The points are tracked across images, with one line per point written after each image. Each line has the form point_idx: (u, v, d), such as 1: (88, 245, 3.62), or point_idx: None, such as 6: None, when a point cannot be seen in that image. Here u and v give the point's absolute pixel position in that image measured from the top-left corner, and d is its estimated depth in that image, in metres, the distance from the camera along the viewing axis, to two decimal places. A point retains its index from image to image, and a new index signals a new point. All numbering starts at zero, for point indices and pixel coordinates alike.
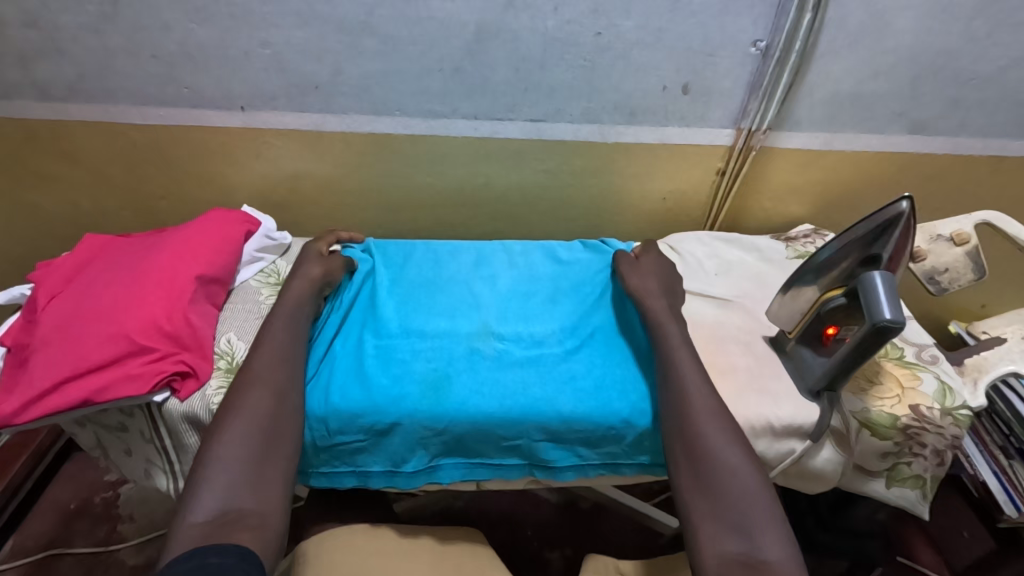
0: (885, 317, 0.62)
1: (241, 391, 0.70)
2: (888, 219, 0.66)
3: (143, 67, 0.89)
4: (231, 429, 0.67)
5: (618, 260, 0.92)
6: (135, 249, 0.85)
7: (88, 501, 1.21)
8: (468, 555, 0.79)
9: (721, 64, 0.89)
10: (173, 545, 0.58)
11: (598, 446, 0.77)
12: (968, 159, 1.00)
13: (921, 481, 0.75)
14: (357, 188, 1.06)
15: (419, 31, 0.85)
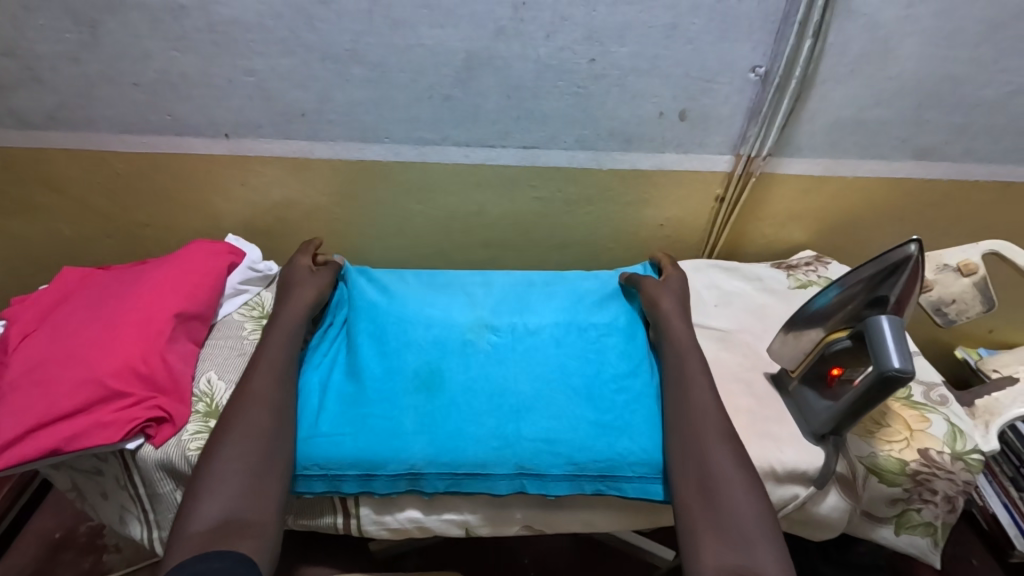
0: (894, 366, 0.59)
1: (211, 439, 0.66)
2: (896, 262, 0.63)
3: (124, 96, 0.87)
4: (199, 482, 0.63)
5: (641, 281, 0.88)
6: (114, 285, 0.82)
7: (73, 530, 1.18)
8: None
9: (719, 90, 0.86)
10: None
11: (596, 456, 0.71)
12: (975, 185, 0.97)
13: (931, 528, 0.72)
14: (348, 216, 1.03)
15: (406, 58, 0.83)
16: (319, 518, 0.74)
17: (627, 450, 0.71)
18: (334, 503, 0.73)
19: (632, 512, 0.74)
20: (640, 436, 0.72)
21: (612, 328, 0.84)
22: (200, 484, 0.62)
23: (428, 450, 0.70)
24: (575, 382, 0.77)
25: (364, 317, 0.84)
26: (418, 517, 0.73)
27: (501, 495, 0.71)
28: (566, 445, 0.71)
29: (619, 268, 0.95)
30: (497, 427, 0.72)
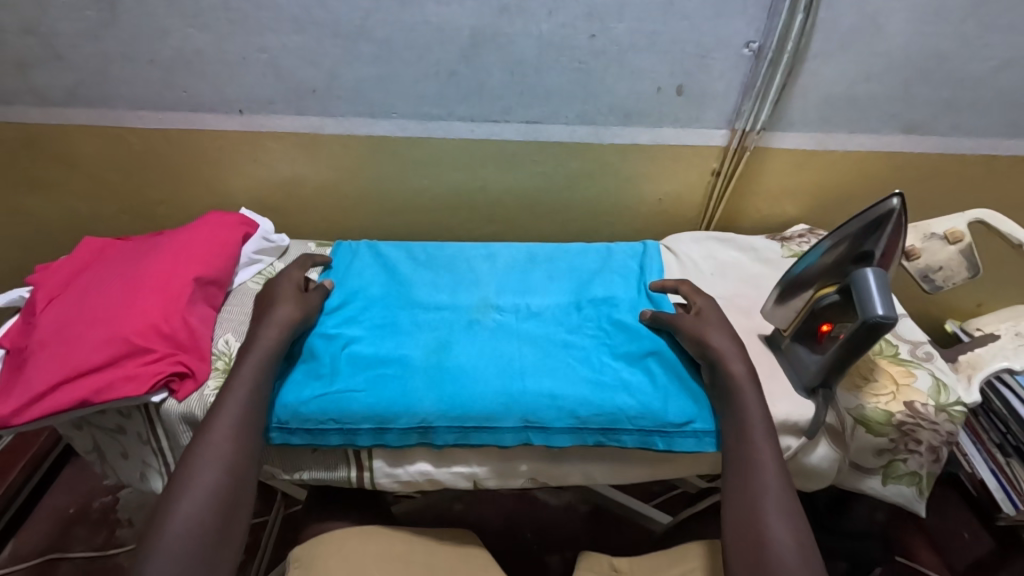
0: (877, 313, 0.62)
1: (230, 391, 0.69)
2: (879, 217, 0.67)
3: (141, 73, 0.90)
4: (220, 429, 0.66)
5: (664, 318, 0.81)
6: (133, 253, 0.85)
7: (87, 506, 1.22)
8: (463, 561, 0.78)
9: (714, 65, 0.90)
10: (172, 524, 0.59)
11: (598, 409, 0.73)
12: (962, 159, 1.00)
13: (916, 477, 0.75)
14: (356, 191, 1.06)
15: (415, 35, 0.86)
16: (334, 471, 0.77)
17: (627, 403, 0.73)
18: (348, 456, 0.77)
19: (632, 465, 0.78)
20: (641, 392, 0.75)
21: (611, 298, 0.88)
22: (221, 431, 0.66)
23: (437, 406, 0.73)
24: (575, 346, 0.81)
25: (372, 298, 0.88)
26: (428, 469, 0.76)
27: (507, 447, 0.74)
28: (569, 400, 0.74)
29: (622, 247, 0.99)
30: (501, 384, 0.75)
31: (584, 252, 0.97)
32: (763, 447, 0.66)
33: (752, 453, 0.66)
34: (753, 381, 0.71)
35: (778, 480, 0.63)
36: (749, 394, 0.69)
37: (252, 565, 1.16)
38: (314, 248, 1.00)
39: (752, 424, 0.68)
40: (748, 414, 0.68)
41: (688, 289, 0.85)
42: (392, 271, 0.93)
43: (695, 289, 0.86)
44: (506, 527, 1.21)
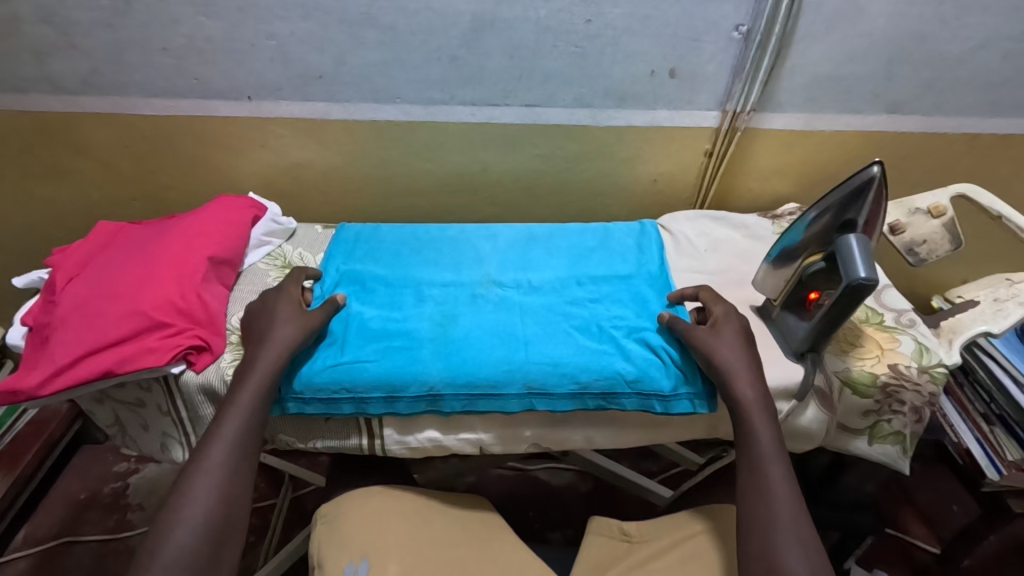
0: (860, 275, 0.66)
1: (249, 362, 0.73)
2: (861, 185, 0.71)
3: (153, 60, 0.93)
4: (240, 397, 0.70)
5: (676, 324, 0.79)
6: (148, 235, 0.89)
7: (98, 491, 1.26)
8: (480, 522, 0.81)
9: (705, 48, 0.93)
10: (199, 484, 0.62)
11: (599, 374, 0.77)
12: (943, 138, 1.04)
13: (901, 437, 0.79)
14: (360, 175, 1.09)
15: (418, 21, 0.89)
16: (346, 440, 0.80)
17: (625, 368, 0.77)
18: (359, 425, 0.80)
19: (632, 431, 0.81)
20: (639, 357, 0.78)
21: (609, 274, 0.92)
22: (241, 400, 0.70)
23: (445, 374, 0.77)
24: (575, 318, 0.84)
25: (377, 277, 0.91)
26: (436, 436, 0.80)
27: (512, 414, 0.78)
28: (570, 366, 0.77)
29: (620, 226, 1.02)
30: (506, 354, 0.79)
31: (584, 231, 1.01)
32: (752, 404, 0.70)
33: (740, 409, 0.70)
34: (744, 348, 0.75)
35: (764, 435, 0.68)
36: (742, 359, 0.73)
37: (262, 544, 1.20)
38: (321, 231, 1.03)
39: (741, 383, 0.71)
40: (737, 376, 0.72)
41: (708, 297, 0.82)
42: (398, 251, 0.96)
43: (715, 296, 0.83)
44: (509, 502, 1.25)
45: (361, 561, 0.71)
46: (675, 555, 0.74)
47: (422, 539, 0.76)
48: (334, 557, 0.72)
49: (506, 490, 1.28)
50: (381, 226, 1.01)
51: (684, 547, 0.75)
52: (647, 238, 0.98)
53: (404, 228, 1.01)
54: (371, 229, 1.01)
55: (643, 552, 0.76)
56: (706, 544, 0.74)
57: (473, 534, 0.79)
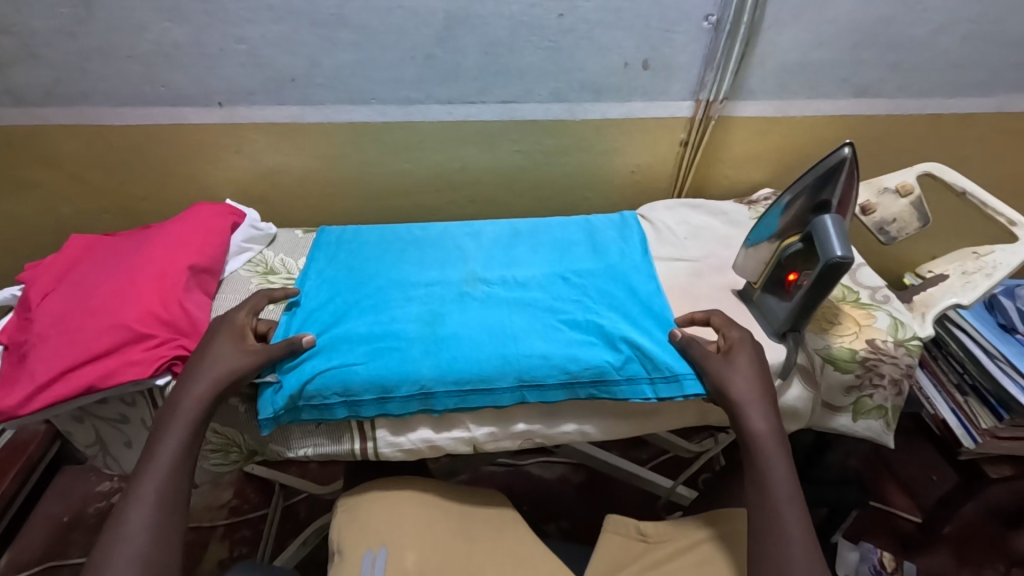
0: (836, 254, 0.68)
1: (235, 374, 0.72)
2: (832, 166, 0.73)
3: (119, 67, 0.91)
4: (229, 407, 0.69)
5: (690, 348, 0.78)
6: (124, 247, 0.87)
7: (81, 513, 1.23)
8: (496, 515, 0.81)
9: (677, 39, 0.95)
10: None
11: (588, 364, 0.78)
12: (907, 119, 1.08)
13: (883, 410, 0.82)
14: (339, 178, 1.08)
15: (390, 20, 0.89)
16: (340, 444, 0.80)
17: (613, 357, 0.78)
18: (351, 427, 0.80)
19: (624, 418, 0.82)
20: (626, 346, 0.79)
21: (594, 267, 0.93)
22: None
23: (436, 373, 0.77)
24: (562, 313, 0.85)
25: (360, 281, 0.90)
26: (430, 435, 0.80)
27: (505, 407, 0.78)
28: (558, 358, 0.78)
29: (603, 218, 1.03)
30: (495, 349, 0.79)
31: (566, 224, 1.02)
32: (754, 419, 0.71)
33: (743, 429, 0.71)
34: (742, 360, 0.76)
35: (767, 453, 0.69)
36: (737, 365, 0.74)
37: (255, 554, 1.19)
38: (301, 235, 1.02)
39: (745, 397, 0.72)
40: (736, 391, 0.73)
41: (721, 322, 0.80)
42: (381, 253, 0.96)
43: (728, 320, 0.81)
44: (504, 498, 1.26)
45: (380, 549, 0.72)
46: (685, 561, 0.73)
47: (441, 532, 0.76)
48: (354, 545, 0.73)
49: (500, 486, 1.28)
50: (363, 228, 1.01)
51: (702, 549, 0.74)
52: (628, 230, 0.99)
53: (386, 231, 1.01)
54: (352, 232, 1.00)
55: (655, 554, 0.75)
56: (715, 549, 0.73)
57: (487, 525, 0.79)
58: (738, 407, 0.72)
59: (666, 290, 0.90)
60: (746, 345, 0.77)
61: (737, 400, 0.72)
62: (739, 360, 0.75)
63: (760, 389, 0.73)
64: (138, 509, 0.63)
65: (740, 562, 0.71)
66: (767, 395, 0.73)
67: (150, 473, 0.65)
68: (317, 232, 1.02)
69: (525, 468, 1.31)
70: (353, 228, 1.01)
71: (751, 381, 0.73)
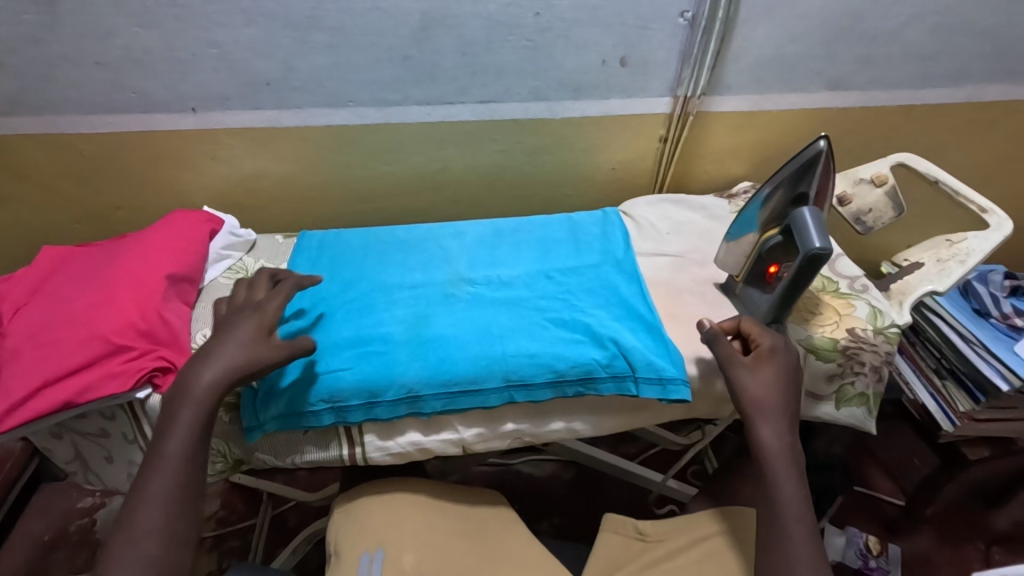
0: (815, 246, 0.69)
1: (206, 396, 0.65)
2: (809, 159, 0.74)
3: (87, 74, 0.89)
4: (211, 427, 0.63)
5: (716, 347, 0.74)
6: (99, 258, 0.85)
7: (64, 530, 1.20)
8: (493, 517, 0.80)
9: (654, 36, 0.95)
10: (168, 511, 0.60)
11: (574, 362, 0.78)
12: (881, 111, 1.10)
13: (865, 398, 0.83)
14: (319, 182, 1.07)
15: (366, 22, 0.88)
16: (326, 450, 0.79)
17: (599, 355, 0.78)
18: (340, 433, 0.79)
19: (612, 414, 0.82)
20: (612, 342, 0.80)
21: (577, 266, 0.93)
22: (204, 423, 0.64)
23: (422, 375, 0.76)
24: (547, 313, 0.85)
25: (345, 284, 0.90)
26: (419, 438, 0.79)
27: (493, 408, 0.78)
28: (545, 356, 0.78)
29: (585, 215, 1.04)
30: (482, 350, 0.79)
31: (549, 222, 1.02)
32: (762, 430, 0.67)
33: (752, 440, 0.68)
34: (768, 370, 0.71)
35: (776, 467, 0.65)
36: (747, 372, 0.71)
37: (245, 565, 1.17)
38: (282, 240, 1.01)
39: (760, 407, 0.69)
40: (751, 396, 0.69)
41: (752, 326, 0.75)
42: (364, 257, 0.95)
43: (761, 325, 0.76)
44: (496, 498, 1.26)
45: (377, 550, 0.71)
46: (687, 556, 0.74)
47: (438, 533, 0.75)
48: (351, 545, 0.72)
49: (491, 486, 1.28)
50: (343, 232, 1.00)
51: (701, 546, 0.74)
52: (610, 227, 1.00)
53: (368, 233, 1.00)
54: (333, 237, 0.99)
55: (654, 552, 0.76)
56: (725, 544, 0.73)
57: (484, 526, 0.79)
58: (751, 413, 0.69)
59: (649, 286, 0.91)
60: (779, 354, 0.72)
61: (750, 407, 0.69)
62: (761, 367, 0.71)
63: (779, 402, 0.69)
64: (147, 505, 0.58)
65: (748, 561, 0.71)
66: (788, 416, 0.69)
67: (162, 468, 0.60)
68: (298, 237, 1.01)
69: (516, 467, 1.31)
70: (334, 232, 1.00)
71: (768, 391, 0.69)
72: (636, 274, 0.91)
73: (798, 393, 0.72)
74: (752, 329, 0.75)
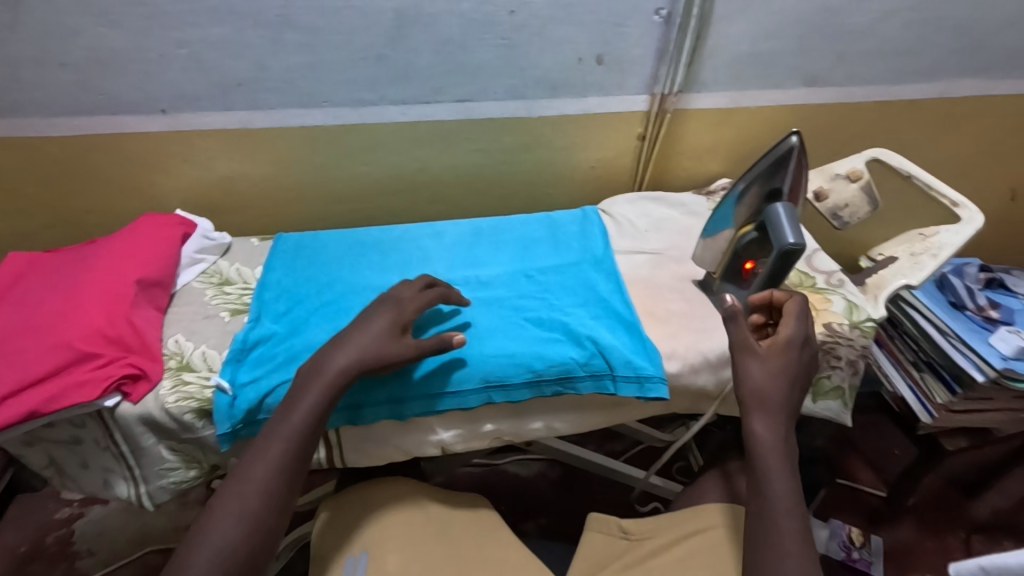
0: (789, 241, 0.70)
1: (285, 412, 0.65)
2: (782, 154, 0.75)
3: (52, 75, 0.87)
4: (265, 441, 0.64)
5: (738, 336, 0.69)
6: (67, 264, 0.83)
7: (41, 542, 1.17)
8: (473, 518, 0.80)
9: (630, 33, 0.95)
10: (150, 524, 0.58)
11: (552, 362, 0.77)
12: (856, 107, 1.10)
13: (840, 391, 0.83)
14: (295, 184, 1.06)
15: (338, 20, 0.87)
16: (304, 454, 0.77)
17: (578, 354, 0.78)
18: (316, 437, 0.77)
19: (592, 413, 0.82)
20: (590, 341, 0.80)
21: (557, 265, 0.93)
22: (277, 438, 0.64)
23: (399, 378, 0.75)
24: (526, 313, 0.85)
25: (322, 287, 0.88)
26: (397, 441, 0.78)
27: (472, 410, 0.77)
28: (524, 356, 0.78)
29: (565, 213, 1.03)
30: (460, 351, 0.78)
31: (528, 221, 1.01)
32: (756, 423, 0.66)
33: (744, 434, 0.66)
34: (778, 362, 0.68)
35: (767, 461, 0.64)
36: (755, 363, 0.68)
37: None
38: (258, 242, 1.00)
39: (760, 399, 0.67)
40: (752, 386, 0.67)
41: (787, 315, 0.71)
42: (341, 260, 0.94)
43: (796, 312, 0.71)
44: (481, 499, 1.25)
45: (361, 553, 0.72)
46: (672, 554, 0.73)
47: (419, 533, 0.75)
48: (334, 548, 0.73)
49: (476, 487, 1.28)
50: (319, 233, 0.99)
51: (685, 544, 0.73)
52: (589, 225, 1.00)
53: (345, 235, 0.99)
54: (309, 239, 0.98)
55: (637, 552, 0.75)
56: (709, 542, 0.73)
57: (464, 526, 0.78)
58: (749, 403, 0.67)
59: (628, 284, 0.91)
60: (795, 349, 0.69)
61: (750, 396, 0.67)
62: (772, 358, 0.68)
63: (779, 395, 0.67)
64: (218, 517, 0.59)
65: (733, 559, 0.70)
66: (786, 409, 0.67)
67: None
68: (273, 239, 0.99)
69: (501, 467, 1.30)
70: (309, 234, 0.99)
71: (770, 381, 0.67)
72: (614, 272, 0.91)
73: (800, 390, 0.70)
74: (786, 320, 0.70)
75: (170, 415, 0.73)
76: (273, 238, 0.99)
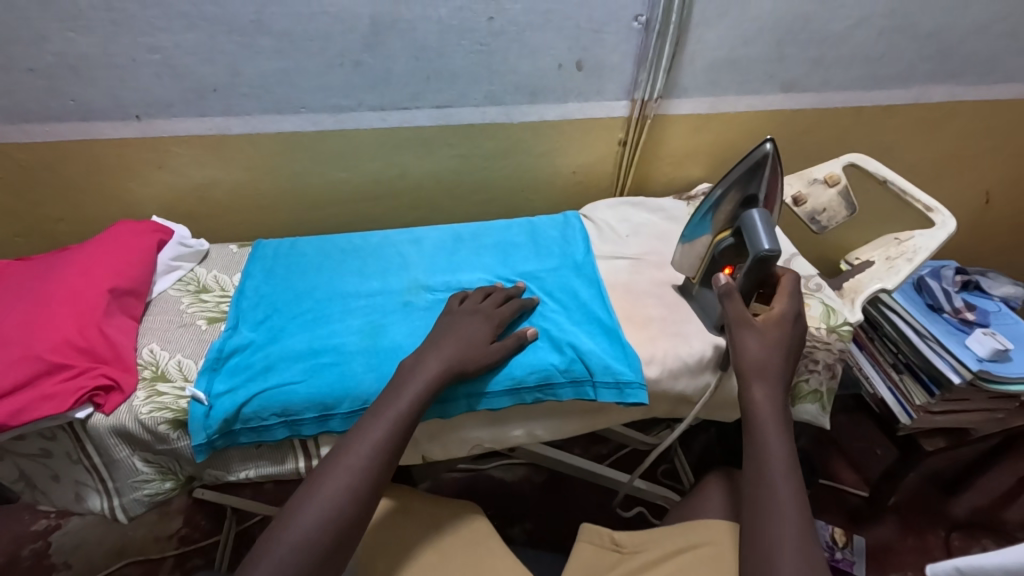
0: (764, 247, 0.70)
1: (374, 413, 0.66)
2: (757, 160, 0.75)
3: (20, 80, 0.86)
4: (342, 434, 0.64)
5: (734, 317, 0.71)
6: (37, 273, 0.82)
7: (15, 555, 1.15)
8: (463, 527, 0.73)
9: (608, 39, 0.96)
10: None
11: (532, 368, 0.77)
12: (833, 112, 1.12)
13: (818, 394, 0.83)
14: (274, 190, 1.05)
15: (313, 26, 0.86)
16: (282, 464, 0.76)
17: (558, 361, 0.78)
18: (295, 445, 0.76)
19: (572, 418, 0.82)
20: (569, 347, 0.80)
21: (537, 271, 0.92)
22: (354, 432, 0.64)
23: (376, 385, 0.74)
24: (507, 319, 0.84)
25: (300, 295, 0.88)
26: None
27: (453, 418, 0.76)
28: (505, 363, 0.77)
29: (546, 219, 1.04)
30: None
31: (508, 227, 1.01)
32: (755, 392, 0.66)
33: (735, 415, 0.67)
34: (773, 335, 0.70)
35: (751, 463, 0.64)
36: (750, 338, 0.69)
37: None
38: (236, 249, 0.99)
39: (760, 369, 0.68)
40: (751, 358, 0.68)
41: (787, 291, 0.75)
42: (320, 267, 0.93)
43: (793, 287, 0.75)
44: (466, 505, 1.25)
45: None
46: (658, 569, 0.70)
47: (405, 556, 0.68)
48: None
49: (461, 492, 1.27)
50: (298, 240, 0.98)
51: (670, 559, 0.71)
52: (569, 230, 1.00)
53: (324, 242, 0.98)
54: (288, 246, 0.97)
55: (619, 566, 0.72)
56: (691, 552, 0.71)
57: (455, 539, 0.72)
58: (748, 374, 0.68)
59: (608, 289, 0.91)
60: (788, 323, 0.72)
61: (750, 366, 0.68)
62: (769, 331, 0.70)
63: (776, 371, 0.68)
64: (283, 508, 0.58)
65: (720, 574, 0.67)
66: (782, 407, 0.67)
67: None
68: (252, 246, 0.98)
69: (487, 472, 1.30)
70: (287, 241, 0.98)
71: (766, 353, 0.69)
72: (594, 278, 0.91)
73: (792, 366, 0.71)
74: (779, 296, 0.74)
75: (144, 426, 0.72)
76: (252, 245, 0.98)
